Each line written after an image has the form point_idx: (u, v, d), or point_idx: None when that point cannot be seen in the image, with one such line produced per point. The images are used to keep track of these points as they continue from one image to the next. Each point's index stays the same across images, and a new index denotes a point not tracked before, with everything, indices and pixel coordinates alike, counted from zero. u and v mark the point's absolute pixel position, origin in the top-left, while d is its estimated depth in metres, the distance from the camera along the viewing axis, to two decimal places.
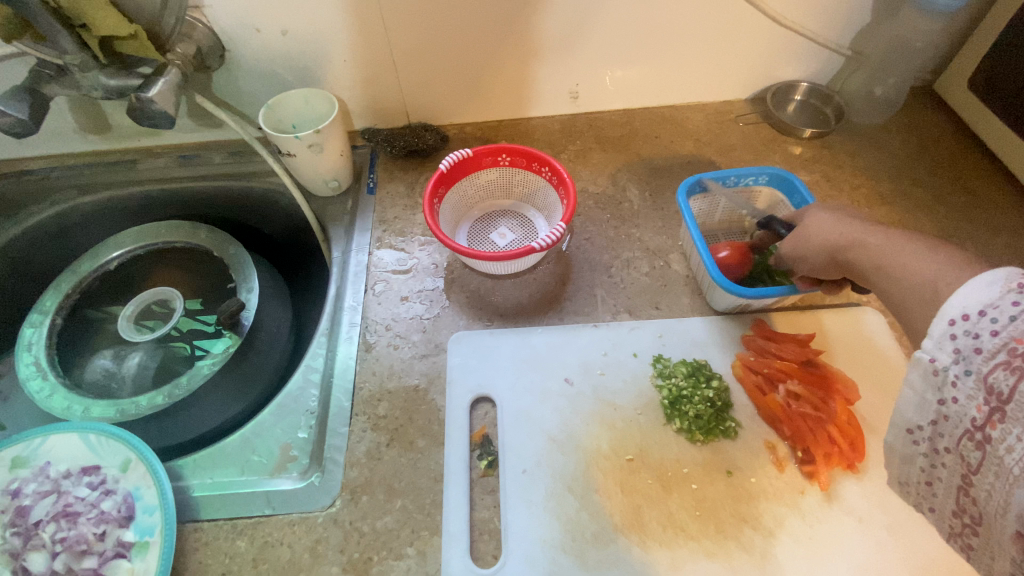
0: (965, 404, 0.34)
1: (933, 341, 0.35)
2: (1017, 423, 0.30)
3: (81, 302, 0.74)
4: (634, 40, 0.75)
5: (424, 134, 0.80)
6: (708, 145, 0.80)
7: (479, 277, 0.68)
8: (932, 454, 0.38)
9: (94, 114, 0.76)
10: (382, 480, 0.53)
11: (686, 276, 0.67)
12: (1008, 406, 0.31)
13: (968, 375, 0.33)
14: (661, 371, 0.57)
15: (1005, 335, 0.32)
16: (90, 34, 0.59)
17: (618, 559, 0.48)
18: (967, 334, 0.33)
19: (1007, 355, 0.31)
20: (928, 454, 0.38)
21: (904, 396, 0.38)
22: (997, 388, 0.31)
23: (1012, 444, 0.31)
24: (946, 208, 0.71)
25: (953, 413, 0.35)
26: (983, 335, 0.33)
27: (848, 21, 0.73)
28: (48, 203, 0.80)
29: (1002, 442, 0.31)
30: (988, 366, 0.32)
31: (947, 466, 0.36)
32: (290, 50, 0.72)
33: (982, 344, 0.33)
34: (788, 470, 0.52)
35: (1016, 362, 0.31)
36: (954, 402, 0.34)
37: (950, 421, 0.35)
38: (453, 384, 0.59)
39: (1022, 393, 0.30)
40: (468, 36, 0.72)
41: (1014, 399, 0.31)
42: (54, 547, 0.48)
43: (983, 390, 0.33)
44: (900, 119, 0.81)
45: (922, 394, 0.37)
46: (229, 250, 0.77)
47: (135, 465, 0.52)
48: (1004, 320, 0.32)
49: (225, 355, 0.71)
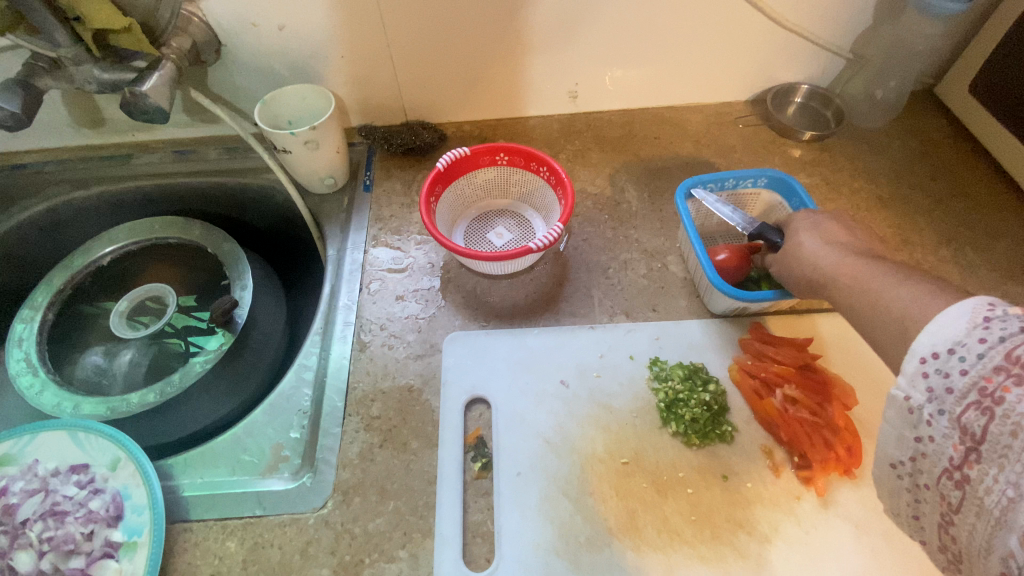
0: (941, 443, 0.34)
1: (907, 380, 0.36)
2: (992, 463, 0.31)
3: (73, 297, 0.73)
4: (633, 39, 0.74)
5: (422, 132, 0.79)
6: (707, 147, 0.79)
7: (475, 277, 0.67)
8: (911, 469, 0.37)
9: (88, 108, 0.76)
10: (374, 482, 0.53)
11: (683, 278, 0.66)
12: (982, 446, 0.32)
13: (941, 415, 0.34)
14: (657, 374, 0.57)
15: (974, 373, 0.32)
16: (83, 28, 0.58)
17: (612, 564, 0.48)
18: (938, 371, 0.34)
19: (978, 396, 0.32)
20: (908, 474, 0.38)
21: (883, 431, 0.38)
22: (971, 429, 0.32)
23: (990, 485, 0.31)
24: (946, 213, 0.71)
25: (929, 452, 0.35)
26: (954, 373, 0.33)
27: (849, 24, 0.73)
28: (40, 197, 0.78)
29: (980, 484, 0.32)
30: (960, 406, 0.33)
31: (928, 502, 0.37)
32: (287, 46, 0.71)
33: (953, 383, 0.33)
34: (784, 475, 0.51)
35: (987, 402, 0.31)
36: (930, 440, 0.35)
37: (927, 459, 0.36)
38: (447, 384, 0.58)
39: (994, 433, 0.31)
40: (466, 34, 0.71)
41: (988, 440, 0.31)
42: (40, 547, 0.47)
43: (957, 430, 0.33)
44: (900, 123, 0.81)
45: (898, 431, 0.37)
46: (223, 246, 0.77)
47: (124, 464, 0.51)
48: (972, 359, 0.33)
49: (218, 352, 0.70)
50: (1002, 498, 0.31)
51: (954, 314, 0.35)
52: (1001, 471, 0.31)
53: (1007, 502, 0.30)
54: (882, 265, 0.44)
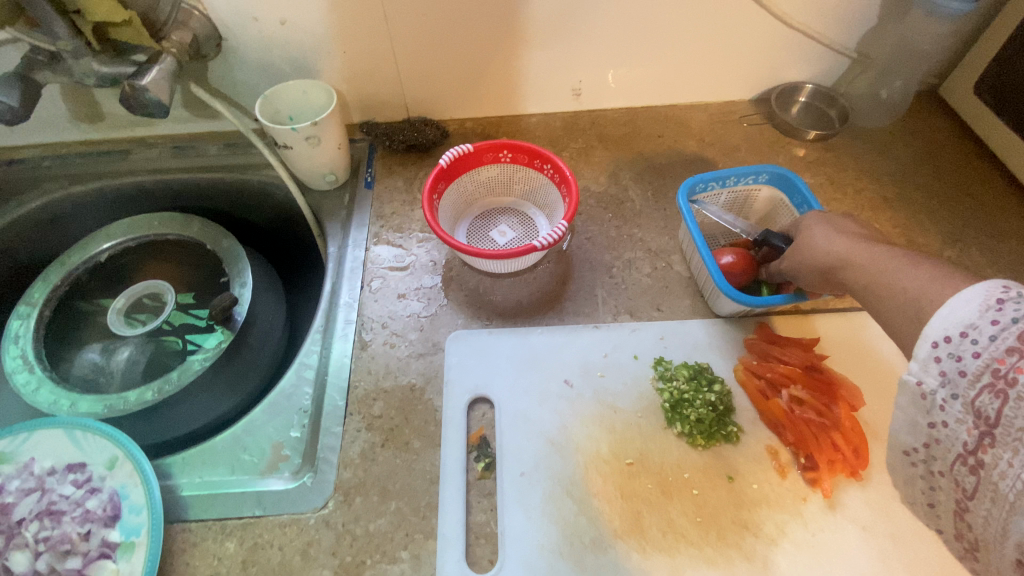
0: (955, 428, 0.34)
1: (919, 365, 0.36)
2: (1006, 447, 0.31)
3: (70, 294, 0.72)
4: (638, 37, 0.73)
5: (424, 129, 0.78)
6: (711, 146, 0.79)
7: (478, 275, 0.67)
8: (919, 459, 0.37)
9: (86, 102, 0.75)
10: (376, 482, 0.52)
11: (686, 278, 0.66)
12: (996, 430, 0.32)
13: (955, 399, 0.34)
14: (662, 374, 0.56)
15: (988, 356, 0.32)
16: (83, 20, 0.57)
17: (616, 565, 0.47)
18: (952, 355, 0.34)
19: (992, 378, 0.32)
20: (917, 462, 0.37)
21: (896, 418, 0.38)
22: (985, 412, 0.32)
23: (1005, 469, 0.31)
24: (951, 214, 0.70)
25: (943, 437, 0.35)
26: (967, 356, 0.33)
27: (855, 22, 0.73)
28: (37, 192, 0.78)
29: (996, 472, 0.32)
30: (975, 390, 0.33)
31: (942, 488, 0.37)
32: (288, 41, 0.70)
33: (966, 366, 0.33)
34: (790, 477, 0.51)
35: (1000, 385, 0.31)
36: (945, 425, 0.35)
37: (941, 444, 0.35)
38: (450, 384, 0.58)
39: (1008, 416, 0.31)
40: (470, 30, 0.71)
41: (1002, 423, 0.31)
42: (37, 547, 0.47)
43: (971, 414, 0.33)
44: (904, 123, 0.80)
45: (909, 417, 0.37)
46: (223, 243, 0.76)
47: (121, 463, 0.50)
48: (984, 342, 0.33)
49: (216, 351, 0.68)
50: (1017, 482, 0.31)
51: (967, 297, 0.34)
52: (1016, 455, 0.31)
53: (1023, 487, 0.30)
54: (892, 264, 0.44)
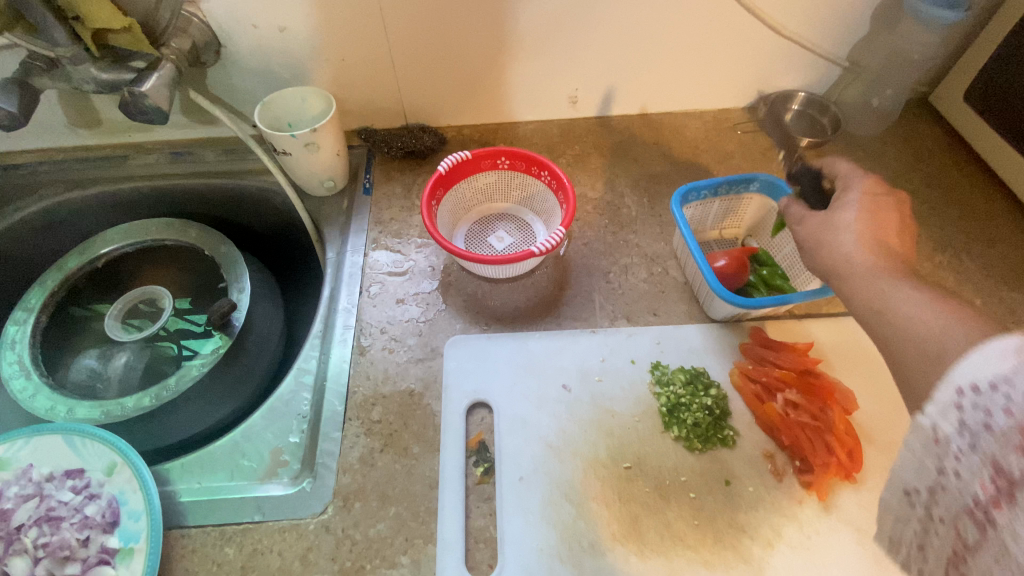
0: (969, 480, 0.33)
1: (938, 409, 0.35)
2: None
3: (67, 299, 0.72)
4: (634, 46, 0.75)
5: (423, 136, 0.79)
6: (706, 153, 0.80)
7: (476, 281, 0.67)
8: (917, 501, 0.37)
9: (85, 109, 0.75)
10: (375, 487, 0.52)
11: (681, 283, 0.66)
12: (1017, 491, 0.30)
13: (974, 451, 0.32)
14: (659, 379, 0.57)
15: (1020, 414, 0.31)
16: (83, 27, 0.57)
17: (615, 569, 0.48)
18: (975, 402, 0.33)
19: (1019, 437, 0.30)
20: (916, 505, 0.37)
21: (903, 459, 0.37)
22: (1006, 470, 0.30)
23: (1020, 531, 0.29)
24: (941, 220, 0.72)
25: (954, 486, 0.34)
26: (994, 408, 0.32)
27: (845, 32, 0.74)
28: (34, 198, 0.77)
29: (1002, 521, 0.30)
30: (997, 447, 0.31)
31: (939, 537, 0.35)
32: (288, 48, 0.71)
33: (990, 417, 0.32)
34: (786, 480, 0.51)
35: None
36: (958, 476, 0.33)
37: (948, 494, 0.34)
38: (449, 389, 0.58)
39: None
40: (468, 38, 0.71)
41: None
42: (36, 553, 0.46)
43: (988, 467, 0.32)
44: (895, 131, 0.82)
45: (918, 460, 0.36)
46: (221, 249, 0.76)
47: (121, 469, 0.50)
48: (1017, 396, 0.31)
49: (214, 356, 0.68)
50: None
51: (1000, 347, 0.33)
52: None
53: None
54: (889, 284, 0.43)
